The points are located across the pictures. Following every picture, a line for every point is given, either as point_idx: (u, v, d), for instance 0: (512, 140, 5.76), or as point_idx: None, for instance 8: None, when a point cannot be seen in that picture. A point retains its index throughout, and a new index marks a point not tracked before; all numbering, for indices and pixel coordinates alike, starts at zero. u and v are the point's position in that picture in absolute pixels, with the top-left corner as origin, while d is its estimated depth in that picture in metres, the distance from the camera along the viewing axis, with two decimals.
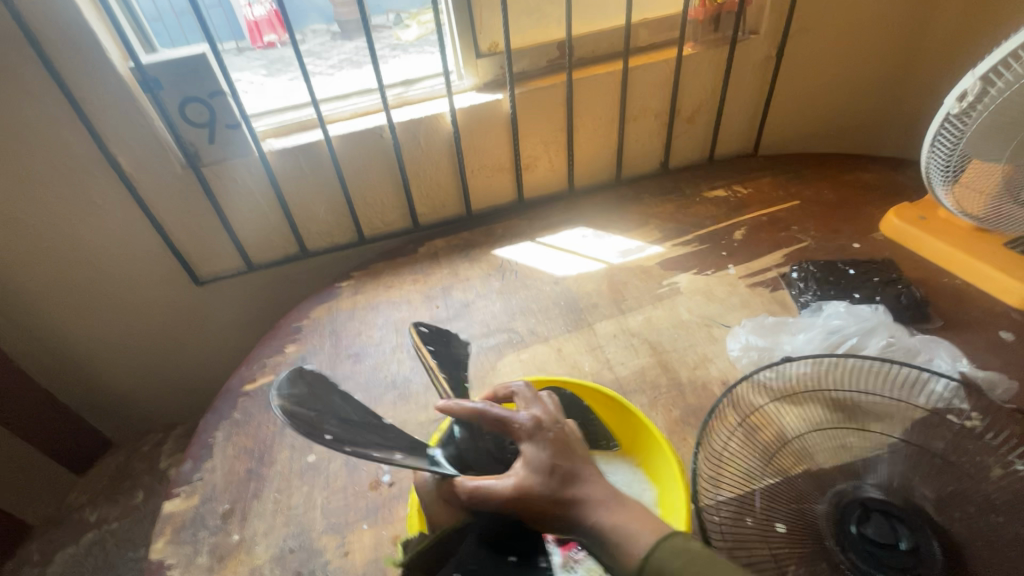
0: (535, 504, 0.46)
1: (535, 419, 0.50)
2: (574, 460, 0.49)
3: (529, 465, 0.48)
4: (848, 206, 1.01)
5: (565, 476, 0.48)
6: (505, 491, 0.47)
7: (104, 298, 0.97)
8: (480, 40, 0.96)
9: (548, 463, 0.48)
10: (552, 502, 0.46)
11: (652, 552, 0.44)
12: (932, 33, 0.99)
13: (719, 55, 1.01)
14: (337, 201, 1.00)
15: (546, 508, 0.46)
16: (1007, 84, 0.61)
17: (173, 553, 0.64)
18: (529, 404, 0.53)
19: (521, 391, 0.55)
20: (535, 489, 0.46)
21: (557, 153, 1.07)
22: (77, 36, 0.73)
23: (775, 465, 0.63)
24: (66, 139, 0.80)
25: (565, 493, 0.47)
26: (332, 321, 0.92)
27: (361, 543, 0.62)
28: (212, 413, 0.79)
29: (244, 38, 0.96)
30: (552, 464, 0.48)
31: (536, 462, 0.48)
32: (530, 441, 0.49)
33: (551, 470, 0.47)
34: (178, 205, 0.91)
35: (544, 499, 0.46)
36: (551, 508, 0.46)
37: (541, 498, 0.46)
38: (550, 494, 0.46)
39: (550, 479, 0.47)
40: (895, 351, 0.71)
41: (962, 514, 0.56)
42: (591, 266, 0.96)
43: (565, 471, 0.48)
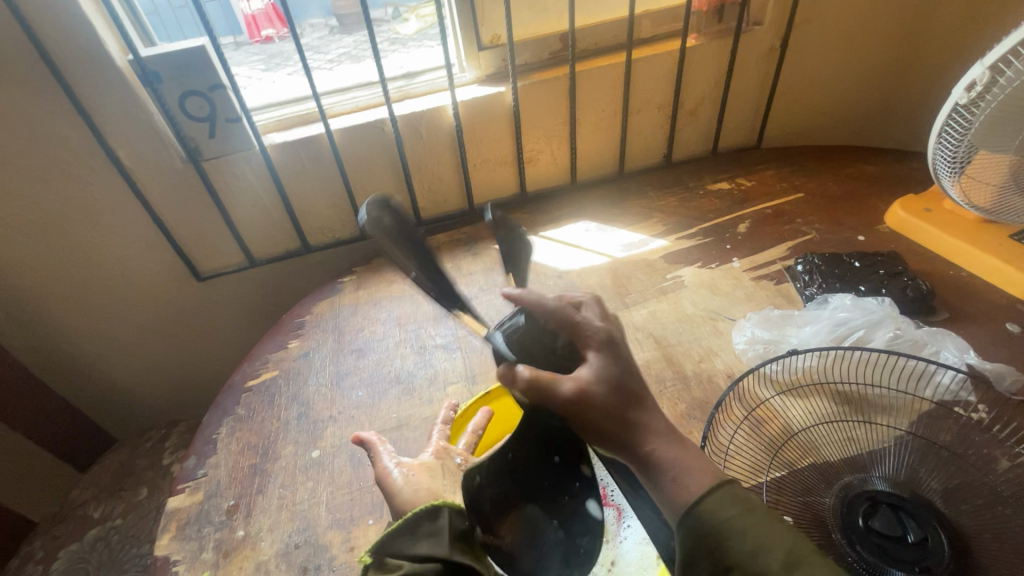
0: (607, 419, 0.44)
1: (596, 340, 0.46)
2: (638, 389, 0.45)
3: (597, 387, 0.45)
4: (853, 199, 1.01)
5: (633, 397, 0.44)
6: (572, 410, 0.44)
7: (105, 295, 0.96)
8: (481, 33, 0.95)
9: (620, 376, 0.44)
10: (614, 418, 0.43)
11: (709, 497, 0.41)
12: (938, 23, 0.98)
13: (722, 46, 1.00)
14: (339, 195, 1.00)
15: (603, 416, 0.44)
16: (1015, 75, 0.60)
17: (178, 549, 0.63)
18: (586, 324, 0.49)
19: (562, 296, 0.50)
20: (603, 412, 0.44)
21: (560, 146, 1.06)
22: (74, 28, 0.72)
23: (782, 457, 0.64)
24: (64, 133, 0.79)
25: (635, 415, 0.44)
26: (335, 317, 0.92)
27: (367, 538, 0.62)
28: (215, 409, 0.79)
29: (242, 32, 0.97)
30: (620, 379, 0.44)
31: (600, 373, 0.44)
32: (596, 351, 0.46)
33: (618, 385, 0.44)
34: (178, 200, 0.91)
35: (617, 414, 0.43)
36: (601, 430, 0.44)
37: (606, 426, 0.44)
38: (618, 408, 0.44)
39: (615, 394, 0.44)
40: (902, 343, 0.71)
41: (969, 507, 0.56)
42: (595, 260, 0.96)
43: (633, 396, 0.44)
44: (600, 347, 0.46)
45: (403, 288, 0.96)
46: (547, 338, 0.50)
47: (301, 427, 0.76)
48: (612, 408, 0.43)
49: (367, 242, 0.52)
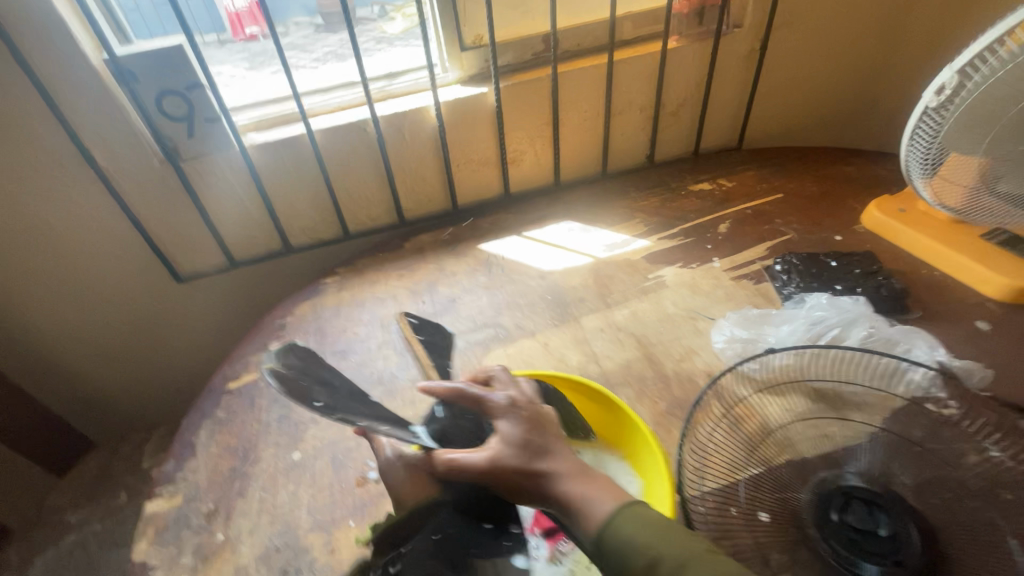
0: (506, 476, 0.49)
1: (511, 398, 0.54)
2: (546, 436, 0.51)
3: (506, 440, 0.50)
4: (830, 199, 1.03)
5: (536, 451, 0.50)
6: (477, 463, 0.50)
7: (82, 297, 0.95)
8: (464, 34, 0.95)
9: (526, 436, 0.50)
10: (520, 475, 0.49)
11: (615, 517, 0.45)
12: (912, 26, 1.00)
13: (703, 48, 1.02)
14: (321, 196, 0.99)
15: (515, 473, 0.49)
16: (984, 78, 0.62)
17: (156, 554, 0.63)
18: (506, 387, 0.58)
19: (499, 374, 0.60)
20: (506, 459, 0.49)
21: (543, 146, 1.06)
22: (47, 27, 0.71)
23: (759, 455, 0.64)
24: (38, 133, 0.78)
25: (532, 467, 0.49)
26: (317, 318, 0.91)
27: (348, 540, 0.62)
28: (194, 413, 0.78)
29: (224, 30, 0.92)
30: (526, 438, 0.50)
31: (511, 437, 0.51)
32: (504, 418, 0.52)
33: (525, 444, 0.50)
34: (157, 200, 0.89)
35: (513, 472, 0.49)
36: (521, 479, 0.49)
37: (512, 470, 0.49)
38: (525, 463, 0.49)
39: (523, 453, 0.49)
40: (875, 342, 0.72)
41: (939, 500, 0.57)
42: (577, 260, 0.96)
43: (537, 446, 0.50)
44: (507, 413, 0.53)
45: (386, 289, 0.95)
46: (469, 419, 0.61)
47: (281, 429, 0.75)
48: (512, 462, 0.49)
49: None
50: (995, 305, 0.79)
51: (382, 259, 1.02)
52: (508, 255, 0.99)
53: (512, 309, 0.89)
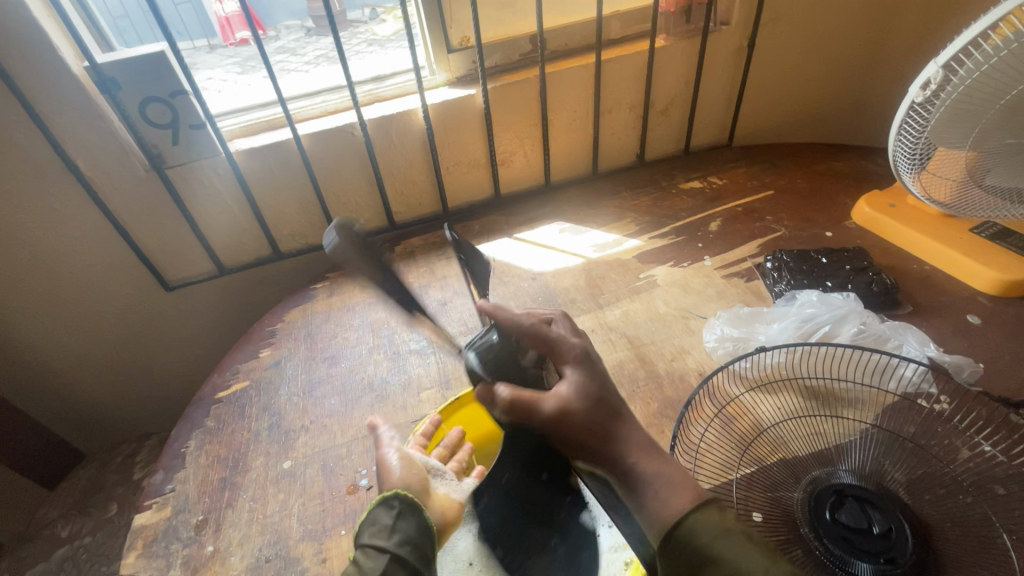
0: (574, 426, 0.46)
1: (576, 345, 0.51)
2: (603, 413, 0.47)
3: (574, 388, 0.47)
4: (821, 196, 1.02)
5: (614, 412, 0.47)
6: (549, 410, 0.46)
7: (68, 309, 0.93)
8: (451, 35, 0.94)
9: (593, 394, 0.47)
10: (588, 431, 0.46)
11: (687, 517, 0.42)
12: (898, 21, 1.00)
13: (691, 46, 1.01)
14: (310, 199, 0.98)
15: (581, 434, 0.46)
16: (968, 72, 0.61)
17: (144, 567, 0.62)
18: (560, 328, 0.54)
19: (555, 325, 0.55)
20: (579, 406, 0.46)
21: (533, 147, 1.06)
22: (27, 36, 0.71)
23: (751, 454, 0.64)
24: (19, 142, 0.76)
25: (609, 424, 0.46)
26: (307, 324, 0.90)
27: (339, 549, 0.61)
28: (183, 423, 0.77)
29: (215, 36, 0.97)
30: (599, 396, 0.47)
31: (582, 388, 0.47)
32: (574, 364, 0.49)
33: (597, 398, 0.47)
34: (142, 208, 0.88)
35: (582, 426, 0.46)
36: (587, 437, 0.46)
37: (582, 421, 0.46)
38: (599, 420, 0.46)
39: (597, 409, 0.46)
40: (866, 338, 0.72)
41: (932, 496, 0.57)
42: (569, 261, 0.96)
43: (610, 407, 0.47)
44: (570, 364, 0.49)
45: (376, 293, 0.95)
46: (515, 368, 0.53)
47: (271, 437, 0.74)
48: (582, 413, 0.46)
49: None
50: (987, 299, 0.79)
51: None
52: (499, 256, 0.99)
53: None
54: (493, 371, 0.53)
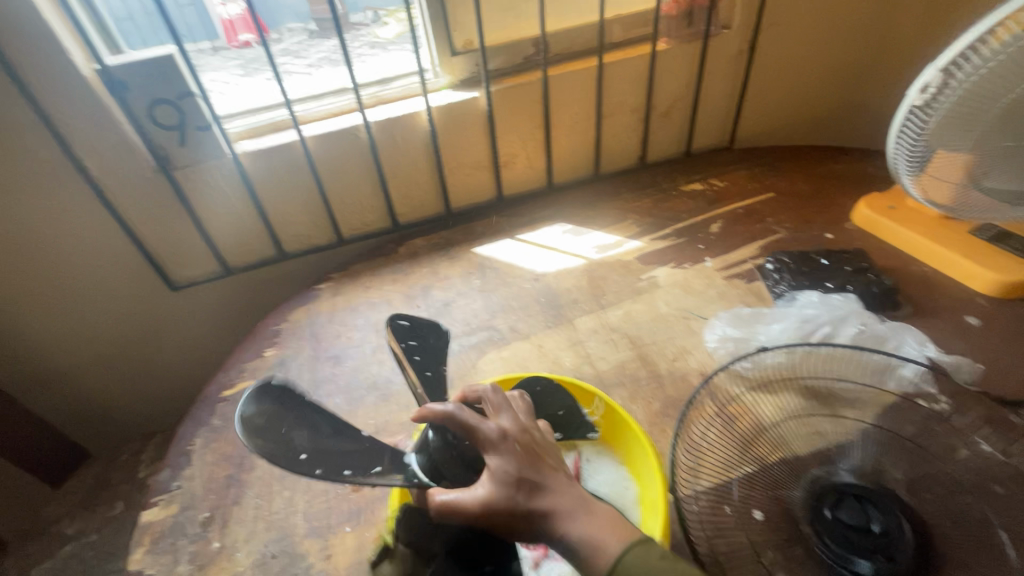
0: (498, 517, 0.45)
1: (501, 429, 0.49)
2: (540, 470, 0.47)
3: (494, 477, 0.46)
4: (822, 198, 1.03)
5: (532, 486, 0.46)
6: (472, 506, 0.45)
7: (76, 308, 0.94)
8: (455, 38, 0.95)
9: (508, 481, 0.46)
10: (514, 514, 0.45)
11: None
12: (898, 24, 1.01)
13: (692, 50, 1.02)
14: (314, 200, 0.99)
15: (510, 518, 0.45)
16: (967, 75, 0.62)
17: (152, 563, 0.63)
18: (499, 412, 0.51)
19: (489, 395, 0.53)
20: (495, 505, 0.45)
21: (535, 149, 1.07)
22: (40, 41, 0.72)
23: (752, 453, 0.65)
24: (30, 143, 0.77)
25: (531, 505, 0.45)
26: (312, 324, 0.91)
27: (344, 545, 0.62)
28: (189, 421, 0.78)
29: (218, 37, 0.94)
30: (518, 476, 0.46)
31: (501, 475, 0.46)
32: (496, 453, 0.47)
33: (517, 482, 0.46)
34: (149, 208, 0.89)
35: (506, 511, 0.45)
36: (516, 519, 0.45)
37: (505, 513, 0.45)
38: (519, 504, 0.45)
39: (516, 491, 0.46)
40: (866, 339, 0.73)
41: (932, 495, 0.58)
42: (571, 262, 0.97)
43: (531, 483, 0.46)
44: (496, 449, 0.48)
45: (380, 294, 0.95)
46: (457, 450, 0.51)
47: None
48: (507, 500, 0.45)
49: (266, 404, 0.52)
50: (986, 300, 0.79)
51: (377, 264, 1.02)
52: (501, 257, 1.00)
53: (507, 311, 0.89)
54: (439, 472, 0.50)
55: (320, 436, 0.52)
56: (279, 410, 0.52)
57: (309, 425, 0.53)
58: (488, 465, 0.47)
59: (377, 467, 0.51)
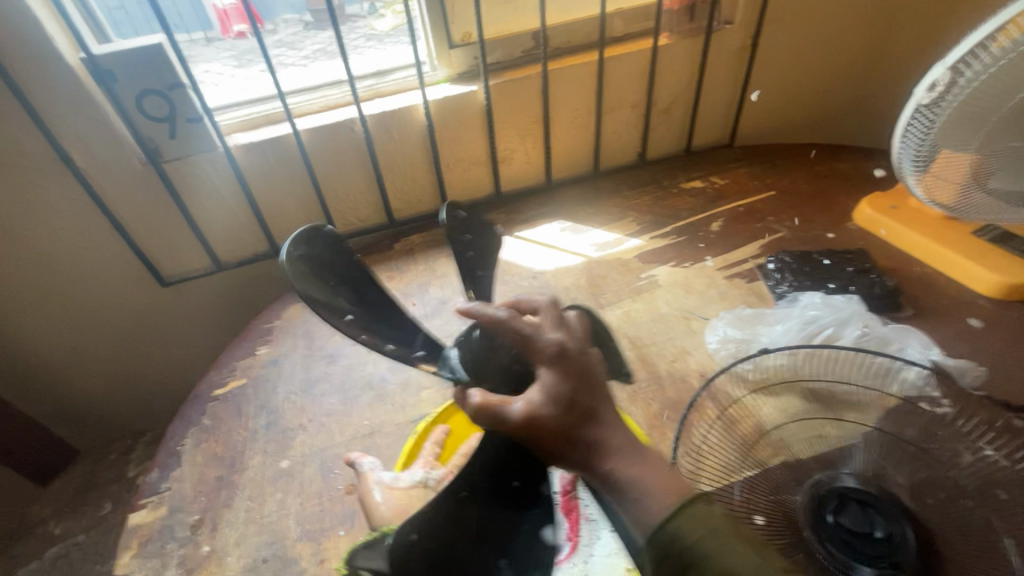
0: (543, 432, 0.40)
1: (561, 344, 0.43)
2: (594, 396, 0.42)
3: (544, 393, 0.41)
4: (823, 196, 1.02)
5: (584, 413, 0.41)
6: (514, 418, 0.40)
7: (65, 304, 0.92)
8: (453, 30, 0.93)
9: (562, 396, 0.40)
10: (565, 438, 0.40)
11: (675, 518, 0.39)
12: (902, 21, 1.00)
13: (694, 45, 1.01)
14: (309, 196, 0.97)
15: (552, 438, 0.40)
16: (976, 73, 0.61)
17: (140, 567, 0.61)
18: (555, 325, 0.46)
19: (546, 306, 0.47)
20: (547, 416, 0.40)
21: (534, 144, 1.05)
22: (23, 29, 0.69)
23: (753, 456, 0.64)
24: (12, 132, 0.75)
25: (584, 434, 0.41)
26: (305, 322, 0.89)
27: (337, 550, 0.61)
28: (179, 421, 0.76)
29: (212, 28, 0.92)
30: (571, 398, 0.40)
31: (553, 392, 0.41)
32: (548, 366, 0.42)
33: (568, 405, 0.40)
34: (139, 202, 0.87)
35: (555, 431, 0.40)
36: (560, 439, 0.40)
37: (553, 428, 0.40)
38: (568, 423, 0.40)
39: (566, 413, 0.40)
40: (869, 341, 0.72)
41: (934, 501, 0.57)
42: (570, 260, 0.96)
43: (584, 409, 0.41)
44: (550, 365, 0.42)
45: None
46: (505, 352, 0.47)
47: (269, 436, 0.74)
48: (557, 421, 0.40)
49: (302, 246, 0.47)
50: (988, 302, 0.79)
51: (372, 261, 1.00)
52: (499, 254, 0.98)
53: None
54: (477, 373, 0.47)
55: (362, 308, 0.48)
56: (318, 264, 0.48)
57: (361, 306, 0.49)
58: (538, 379, 0.42)
59: (393, 486, 0.49)
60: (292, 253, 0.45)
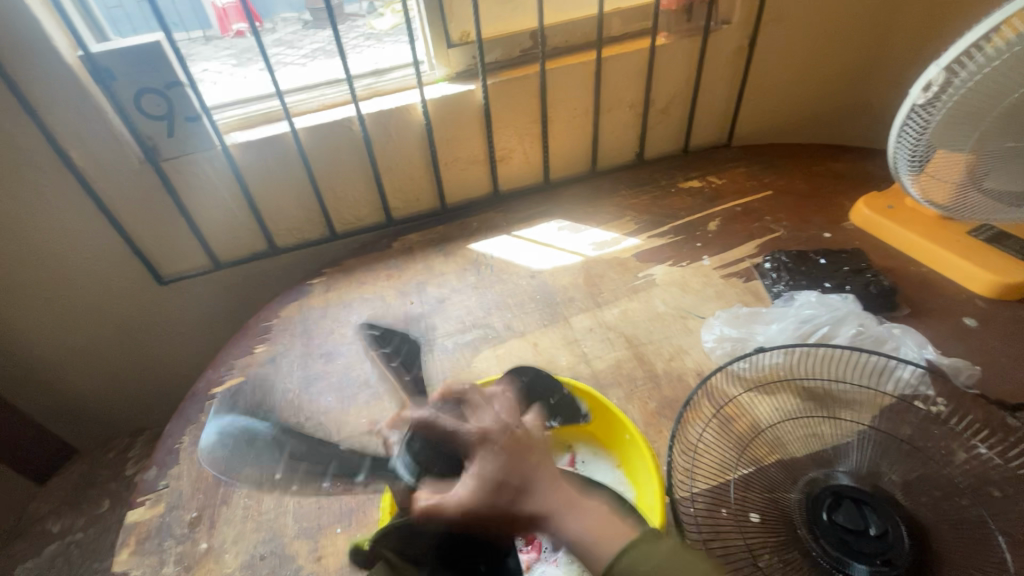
0: (485, 519, 0.43)
1: (482, 431, 0.46)
2: (525, 468, 0.45)
3: (478, 483, 0.43)
4: (820, 196, 1.02)
5: (517, 490, 0.44)
6: (450, 512, 0.43)
7: (63, 302, 0.92)
8: (451, 30, 0.93)
9: (493, 481, 0.43)
10: (501, 518, 0.43)
11: (624, 557, 0.42)
12: (898, 22, 1.00)
13: (692, 45, 1.01)
14: (307, 195, 0.97)
15: (493, 522, 0.43)
16: (969, 74, 0.61)
17: (138, 564, 0.61)
18: (480, 411, 0.49)
19: (473, 395, 0.51)
20: (481, 510, 0.43)
21: (532, 143, 1.05)
22: (20, 27, 0.69)
23: (749, 455, 0.64)
24: (9, 130, 0.75)
25: (515, 509, 0.43)
26: (303, 320, 0.90)
27: (335, 547, 0.61)
28: (177, 419, 0.76)
29: (211, 26, 0.92)
30: (501, 480, 0.43)
31: (482, 480, 0.43)
32: (478, 458, 0.45)
33: (498, 483, 0.43)
34: (136, 200, 0.87)
35: (493, 514, 0.43)
36: (497, 524, 0.44)
37: (485, 513, 0.43)
38: (501, 506, 0.43)
39: (497, 495, 0.43)
40: (864, 340, 0.72)
41: (928, 499, 0.57)
42: (567, 259, 0.96)
43: (515, 486, 0.44)
44: (481, 451, 0.45)
45: (373, 290, 0.94)
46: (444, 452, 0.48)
47: None
48: (489, 509, 0.43)
49: (225, 448, 0.55)
50: (983, 302, 0.79)
51: (370, 259, 1.00)
52: (497, 253, 0.99)
53: (502, 309, 0.88)
54: (427, 470, 0.48)
55: (301, 456, 0.52)
56: (250, 437, 0.53)
57: (294, 438, 0.53)
58: (470, 470, 0.44)
59: (361, 474, 0.50)
60: (222, 426, 0.56)
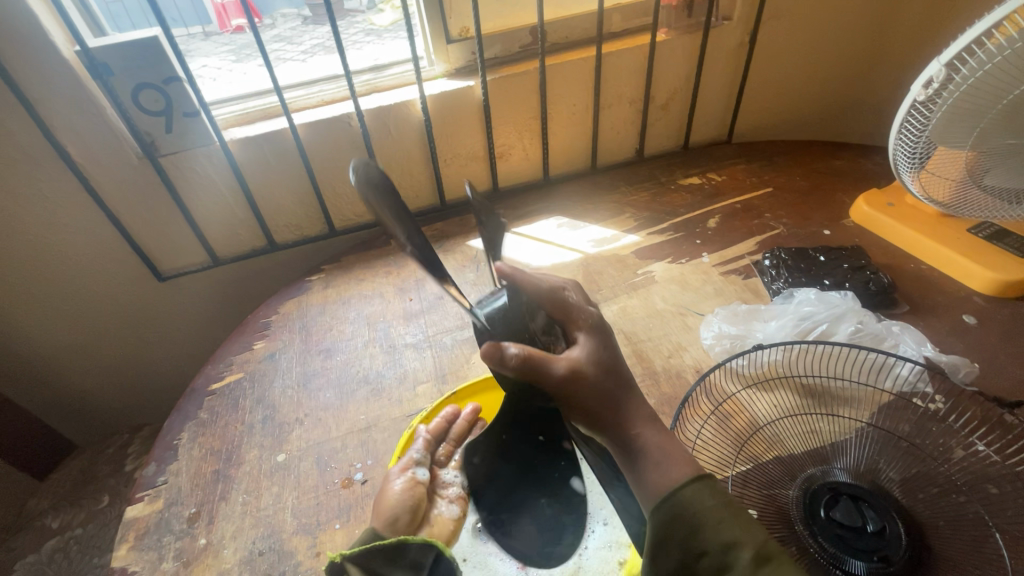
0: (583, 389, 0.47)
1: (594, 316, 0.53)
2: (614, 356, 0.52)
3: (586, 353, 0.49)
4: (820, 193, 1.02)
5: (616, 375, 0.50)
6: (562, 369, 0.47)
7: (61, 298, 0.92)
8: (450, 26, 0.93)
9: (604, 363, 0.49)
10: (601, 392, 0.48)
11: (687, 488, 0.44)
12: (900, 17, 1.00)
13: (692, 41, 1.00)
14: (305, 191, 0.97)
15: (591, 394, 0.48)
16: (970, 71, 0.61)
17: (137, 560, 0.62)
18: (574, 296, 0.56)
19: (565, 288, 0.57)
20: (590, 376, 0.48)
21: (532, 140, 1.05)
22: (17, 22, 0.69)
23: (747, 452, 0.64)
24: (6, 126, 0.74)
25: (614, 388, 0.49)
26: (302, 316, 0.90)
27: (333, 543, 0.61)
28: (176, 415, 0.77)
29: (211, 22, 0.94)
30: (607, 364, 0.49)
31: (591, 355, 0.49)
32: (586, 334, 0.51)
33: (607, 368, 0.49)
34: (134, 195, 0.87)
35: (592, 389, 0.48)
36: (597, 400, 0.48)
37: (592, 385, 0.48)
38: (606, 386, 0.48)
39: (604, 375, 0.49)
40: (863, 338, 0.72)
41: (926, 495, 0.57)
42: (566, 256, 0.96)
43: (616, 372, 0.50)
44: (586, 333, 0.51)
45: (372, 286, 0.94)
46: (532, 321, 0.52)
47: (266, 430, 0.74)
48: (596, 379, 0.48)
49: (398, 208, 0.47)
50: (982, 299, 0.79)
51: (369, 256, 1.00)
52: None
53: None
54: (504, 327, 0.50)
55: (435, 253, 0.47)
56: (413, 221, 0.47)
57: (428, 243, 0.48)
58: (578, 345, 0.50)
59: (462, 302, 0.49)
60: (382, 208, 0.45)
